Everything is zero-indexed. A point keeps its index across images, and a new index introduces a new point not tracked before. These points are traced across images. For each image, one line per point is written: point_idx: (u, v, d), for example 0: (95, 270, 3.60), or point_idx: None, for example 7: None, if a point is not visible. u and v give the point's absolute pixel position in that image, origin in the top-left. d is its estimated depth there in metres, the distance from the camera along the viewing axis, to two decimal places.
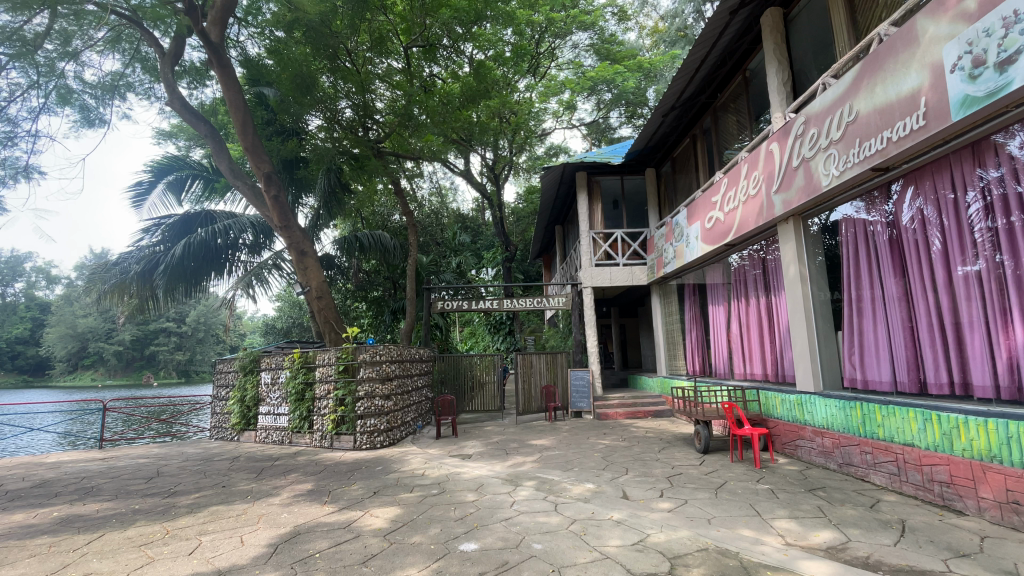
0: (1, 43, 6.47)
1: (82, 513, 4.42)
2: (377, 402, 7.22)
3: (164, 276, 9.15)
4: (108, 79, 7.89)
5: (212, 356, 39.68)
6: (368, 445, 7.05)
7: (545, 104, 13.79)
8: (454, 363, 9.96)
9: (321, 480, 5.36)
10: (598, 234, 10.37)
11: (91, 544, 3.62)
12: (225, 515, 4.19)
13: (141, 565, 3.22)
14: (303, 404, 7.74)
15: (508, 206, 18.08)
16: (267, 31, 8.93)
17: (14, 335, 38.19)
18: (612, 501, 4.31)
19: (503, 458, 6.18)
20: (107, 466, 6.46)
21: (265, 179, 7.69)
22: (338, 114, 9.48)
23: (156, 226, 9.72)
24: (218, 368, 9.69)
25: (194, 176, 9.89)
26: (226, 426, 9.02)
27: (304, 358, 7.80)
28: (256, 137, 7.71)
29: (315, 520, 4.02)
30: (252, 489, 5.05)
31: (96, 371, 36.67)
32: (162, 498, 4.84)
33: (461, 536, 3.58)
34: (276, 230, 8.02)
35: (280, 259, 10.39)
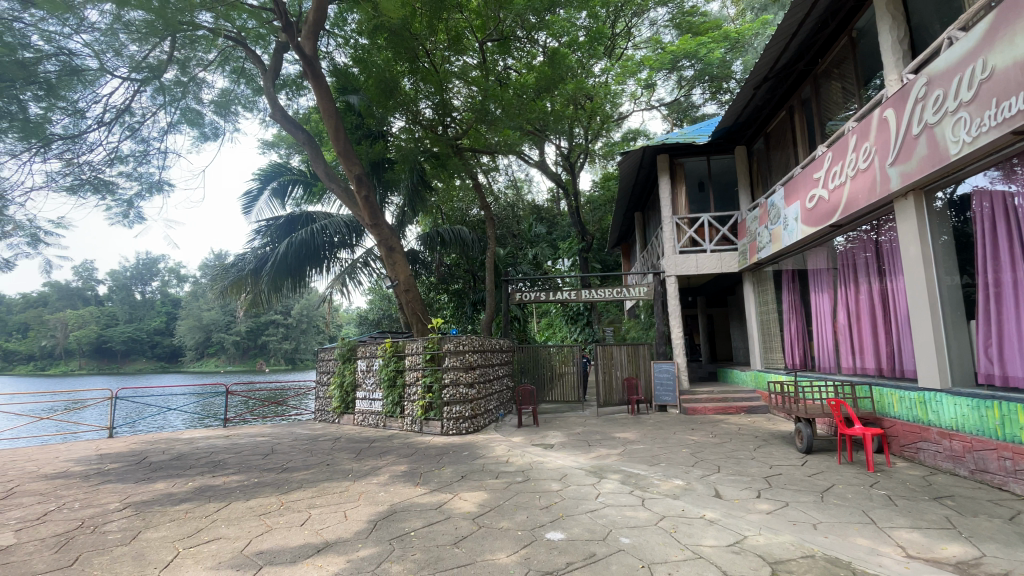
0: (133, 72, 7.40)
1: (213, 483, 5.04)
2: (462, 390, 7.49)
3: (272, 273, 10.12)
4: (221, 97, 8.77)
5: (313, 346, 43.37)
6: (454, 431, 7.35)
7: (622, 86, 13.33)
8: (533, 354, 10.04)
9: (414, 463, 5.66)
10: (683, 219, 9.89)
11: (220, 512, 4.10)
12: (331, 491, 4.57)
13: (261, 533, 3.60)
14: (394, 390, 8.21)
15: (584, 194, 17.80)
16: (353, 40, 9.45)
17: (154, 328, 44.45)
18: (703, 499, 4.12)
19: (587, 450, 6.14)
20: (231, 443, 7.31)
21: (356, 180, 8.18)
22: (419, 114, 9.87)
23: (265, 227, 10.72)
24: (320, 356, 10.54)
25: (295, 181, 10.76)
26: (328, 409, 9.82)
27: (395, 348, 8.26)
28: (348, 141, 8.17)
29: (409, 500, 4.26)
30: (352, 468, 5.46)
31: (219, 358, 41.65)
32: (277, 473, 5.39)
33: (547, 525, 3.60)
34: (366, 229, 8.52)
35: (370, 257, 11.04)
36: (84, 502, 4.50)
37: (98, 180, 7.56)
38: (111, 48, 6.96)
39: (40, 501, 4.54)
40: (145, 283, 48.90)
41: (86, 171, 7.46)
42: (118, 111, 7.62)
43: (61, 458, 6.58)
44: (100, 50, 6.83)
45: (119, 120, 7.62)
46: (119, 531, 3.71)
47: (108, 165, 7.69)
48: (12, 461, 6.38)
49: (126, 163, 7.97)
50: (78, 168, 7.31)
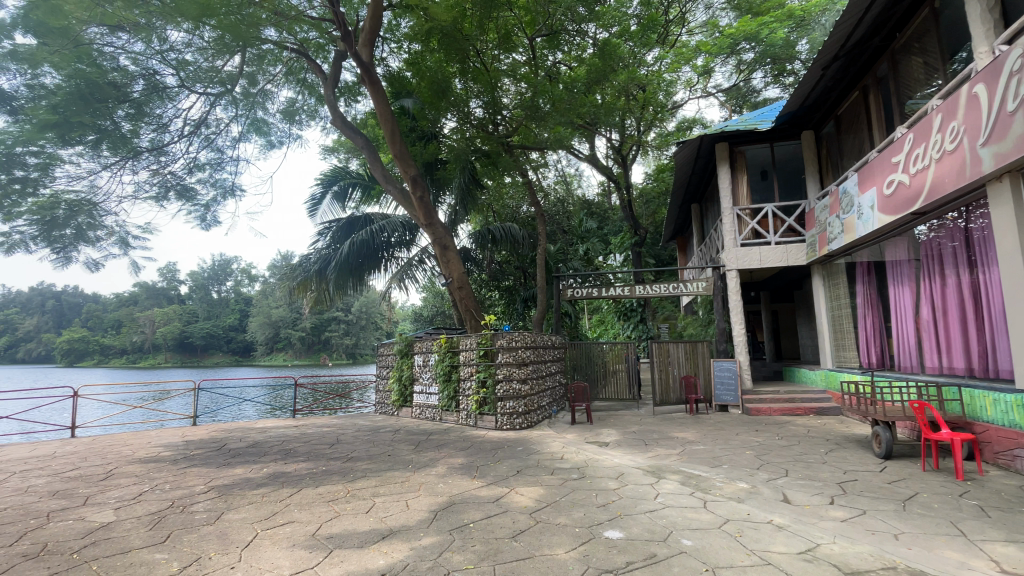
0: (209, 85, 7.95)
1: (285, 470, 5.38)
2: (515, 385, 7.55)
3: (335, 272, 10.62)
4: (287, 107, 9.27)
5: (372, 341, 45.12)
6: (509, 426, 7.42)
7: (676, 74, 12.88)
8: (586, 350, 9.95)
9: (471, 456, 5.77)
10: (744, 211, 9.46)
11: (293, 497, 4.37)
12: (393, 481, 4.75)
13: (330, 518, 3.80)
14: (450, 385, 8.41)
15: (637, 187, 17.38)
16: (406, 45, 9.69)
17: (229, 324, 47.92)
18: (770, 503, 3.94)
19: (644, 449, 6.02)
20: (300, 432, 7.77)
21: (412, 181, 8.41)
22: (470, 114, 10.01)
23: (327, 229, 11.25)
24: (379, 351, 10.94)
25: (354, 184, 11.18)
26: (387, 402, 10.19)
27: (450, 344, 8.43)
28: (403, 144, 8.40)
29: (468, 493, 4.35)
30: (412, 460, 5.65)
31: (287, 352, 44.26)
32: (342, 462, 5.67)
33: (605, 523, 3.57)
34: (421, 228, 8.74)
35: (425, 255, 11.35)
36: (173, 484, 4.93)
37: (180, 188, 8.22)
38: (190, 66, 7.53)
39: (137, 482, 5.01)
40: (221, 283, 52.72)
41: (170, 179, 8.12)
42: (196, 124, 8.23)
43: (154, 443, 7.24)
44: (178, 68, 7.39)
45: (197, 132, 8.24)
46: (205, 512, 4.04)
47: (189, 174, 8.34)
48: (113, 444, 7.10)
49: (204, 171, 8.60)
50: (163, 178, 7.98)
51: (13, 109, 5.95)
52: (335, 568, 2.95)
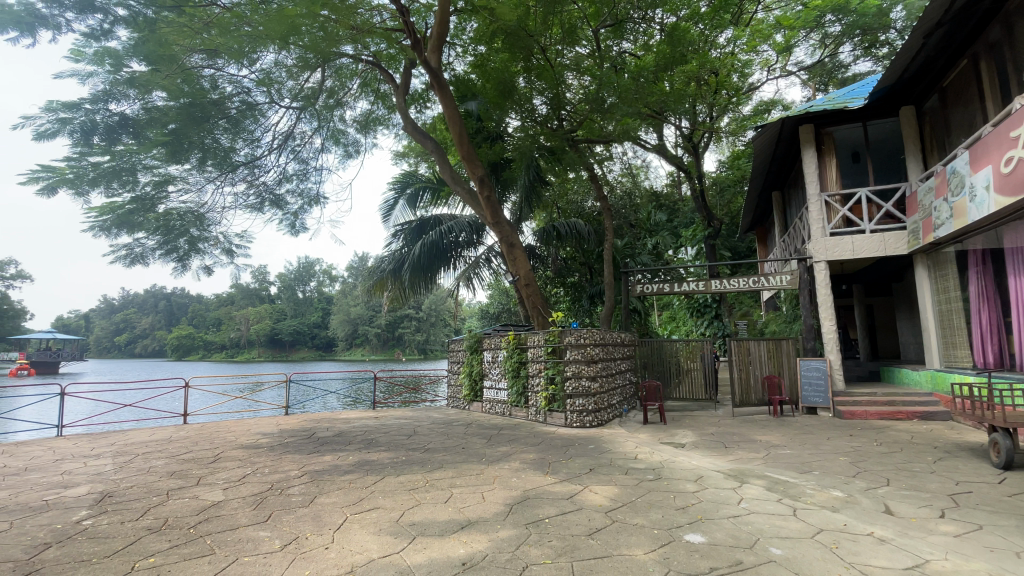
0: (294, 100, 8.57)
1: (369, 459, 5.71)
2: (585, 383, 7.47)
3: (408, 272, 11.10)
4: (363, 117, 9.79)
5: (442, 338, 46.60)
6: (579, 424, 7.38)
7: (751, 54, 12.12)
8: (657, 348, 9.65)
9: (542, 452, 5.81)
10: (833, 197, 8.72)
11: (377, 484, 4.64)
12: (468, 473, 4.91)
13: (412, 506, 4.00)
14: (519, 380, 8.51)
15: (709, 176, 16.58)
16: (471, 47, 9.87)
17: (312, 322, 51.47)
18: (869, 514, 3.62)
19: (723, 452, 5.75)
20: (379, 424, 8.22)
21: (479, 181, 8.58)
22: (534, 111, 10.03)
23: (400, 231, 11.76)
24: (450, 348, 11.28)
25: (424, 188, 11.56)
26: (459, 396, 10.50)
27: (517, 341, 8.52)
28: (471, 145, 8.57)
29: (542, 488, 4.40)
30: (486, 453, 5.79)
31: (364, 348, 46.83)
32: (420, 453, 5.93)
33: (685, 526, 3.47)
34: (488, 227, 8.90)
35: (492, 254, 11.55)
36: (271, 468, 5.41)
37: (272, 199, 8.95)
38: (277, 85, 8.16)
39: (240, 465, 5.54)
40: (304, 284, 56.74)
41: (263, 190, 8.88)
42: (283, 138, 8.92)
43: (253, 430, 7.97)
44: (268, 87, 8.02)
45: (285, 146, 8.92)
46: (300, 495, 4.39)
47: (279, 185, 9.06)
48: (220, 431, 7.90)
49: (292, 182, 9.32)
50: (257, 190, 8.73)
51: (133, 130, 6.63)
52: (419, 554, 3.11)
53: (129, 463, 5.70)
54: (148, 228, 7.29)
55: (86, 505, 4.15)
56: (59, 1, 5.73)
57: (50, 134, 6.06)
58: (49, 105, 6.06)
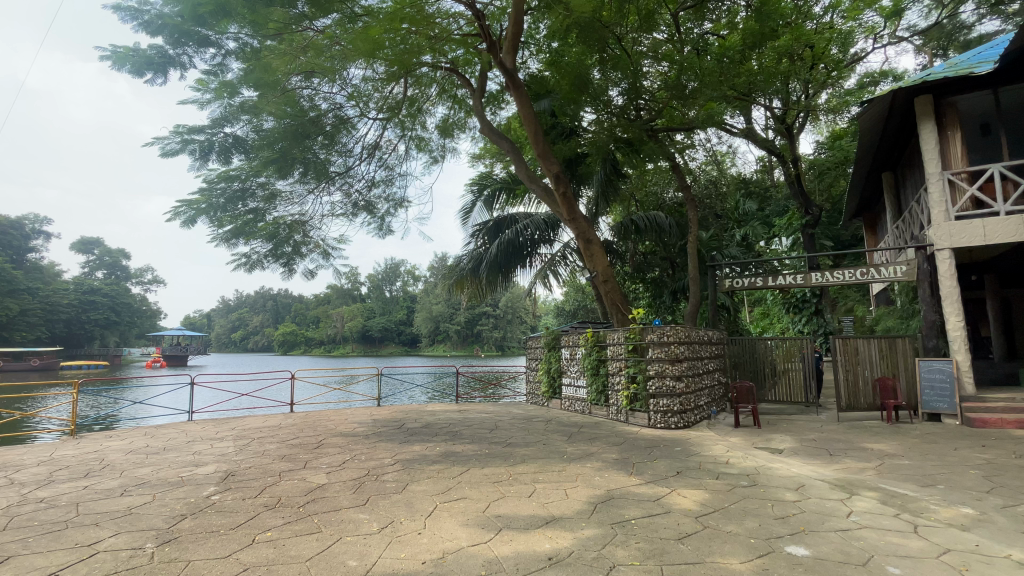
0: (380, 110, 9.05)
1: (454, 450, 5.94)
2: (668, 383, 7.18)
3: (485, 271, 11.35)
4: (442, 123, 10.13)
5: (520, 335, 47.20)
6: (663, 425, 7.14)
7: (854, 21, 10.95)
8: (749, 346, 9.07)
9: (625, 452, 5.69)
10: (958, 174, 7.63)
11: (463, 475, 4.81)
12: (550, 470, 4.93)
13: (497, 498, 4.10)
14: (598, 378, 8.39)
15: (806, 159, 15.22)
16: (545, 44, 9.85)
17: (398, 319, 54.40)
18: (1009, 536, 3.15)
19: (827, 460, 5.28)
20: (463, 417, 8.51)
21: (555, 178, 8.52)
22: (610, 102, 9.72)
23: (477, 231, 12.02)
24: (528, 344, 11.36)
25: (500, 188, 11.73)
26: (538, 392, 10.58)
27: (596, 338, 8.40)
28: (546, 142, 8.54)
29: (626, 488, 4.32)
30: (567, 451, 5.78)
31: (446, 344, 48.74)
32: (503, 446, 6.06)
33: (786, 537, 3.23)
34: (565, 223, 8.83)
35: (568, 250, 11.48)
36: (367, 456, 5.80)
37: (364, 204, 9.57)
38: (365, 98, 8.71)
39: (340, 452, 6.01)
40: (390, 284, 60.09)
41: (356, 197, 9.51)
42: (371, 148, 9.47)
43: (350, 420, 8.61)
44: (356, 99, 8.53)
45: (373, 154, 9.46)
46: (394, 482, 4.68)
47: (370, 191, 9.67)
48: (321, 420, 8.60)
49: (379, 187, 9.88)
50: (351, 197, 9.38)
51: (245, 149, 7.44)
52: (506, 546, 3.19)
53: (247, 446, 6.40)
54: (259, 235, 8.15)
55: (214, 482, 4.71)
56: (184, 41, 6.54)
57: (176, 153, 6.94)
58: (177, 129, 6.94)
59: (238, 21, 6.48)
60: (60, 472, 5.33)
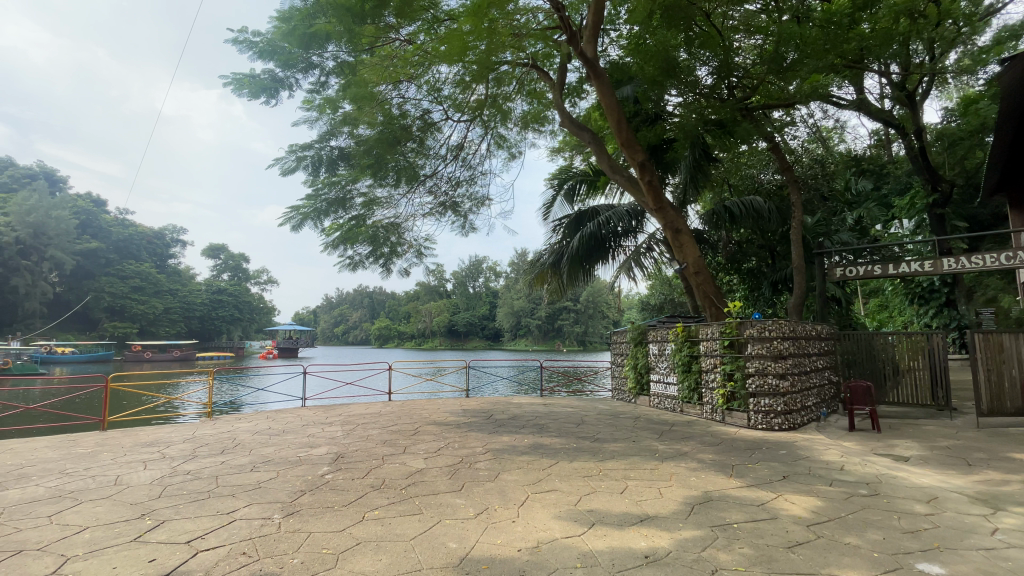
0: (464, 111, 9.34)
1: (542, 443, 5.99)
2: (771, 381, 6.70)
3: (567, 265, 11.24)
4: (522, 119, 10.20)
5: (602, 329, 46.45)
6: (766, 426, 6.69)
7: None
8: (864, 343, 8.21)
9: (722, 453, 5.39)
10: None
11: (552, 468, 4.85)
12: (642, 467, 4.81)
13: (588, 493, 4.08)
14: (690, 375, 8.02)
15: (931, 129, 13.37)
16: (626, 29, 9.52)
17: (481, 314, 55.96)
18: None
19: (965, 470, 4.62)
20: (549, 411, 8.57)
21: (639, 167, 8.21)
22: (699, 82, 9.18)
23: (558, 225, 11.94)
24: (613, 340, 11.13)
25: (581, 180, 11.54)
26: (624, 388, 10.35)
27: (687, 332, 8.02)
28: (630, 130, 8.27)
29: (726, 491, 4.10)
30: (659, 449, 5.59)
31: (528, 338, 49.36)
32: (591, 442, 6.01)
33: (916, 553, 2.89)
34: (651, 213, 8.51)
35: (654, 242, 11.07)
36: (460, 444, 6.03)
37: (450, 204, 9.93)
38: (448, 100, 9.01)
39: (435, 439, 6.32)
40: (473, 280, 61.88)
41: (442, 197, 9.89)
42: (455, 149, 9.78)
43: (442, 409, 9.03)
44: (439, 102, 8.83)
45: (457, 154, 9.77)
46: (486, 470, 4.84)
47: (455, 190, 10.01)
48: (415, 409, 9.09)
49: (463, 186, 10.19)
50: (438, 197, 9.77)
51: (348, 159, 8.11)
52: (600, 541, 3.17)
53: (352, 431, 6.94)
54: (360, 239, 8.81)
55: (327, 463, 5.17)
56: (292, 65, 7.27)
57: (292, 169, 7.67)
58: (292, 148, 7.67)
59: (336, 41, 7.02)
60: (202, 448, 6.14)
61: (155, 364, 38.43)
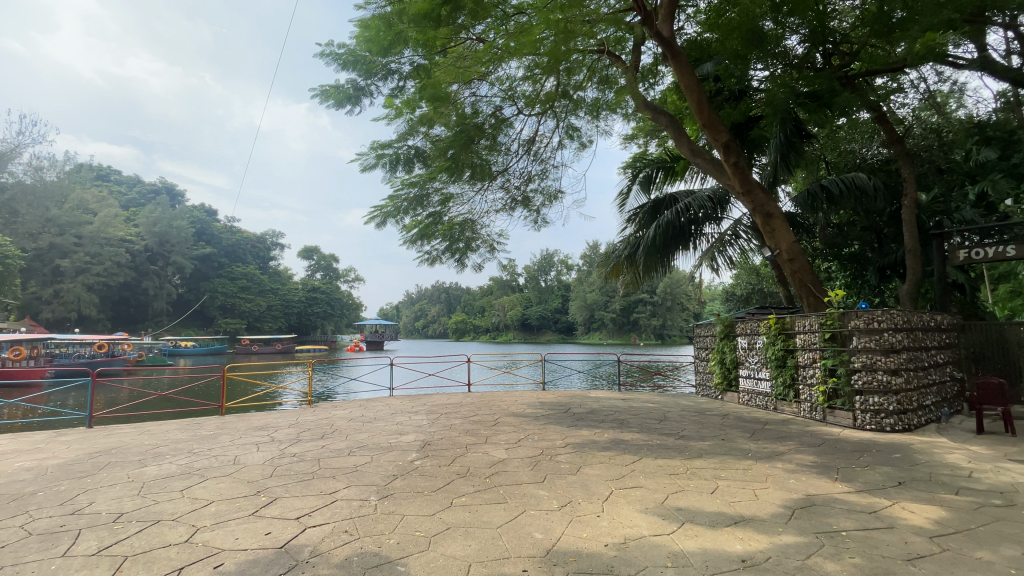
0: (534, 104, 9.32)
1: (624, 438, 5.88)
2: (881, 378, 6.06)
3: (644, 255, 10.87)
4: (593, 107, 10.00)
5: (681, 322, 44.60)
6: (875, 426, 6.10)
7: None
8: (996, 333, 7.19)
9: (824, 455, 4.97)
10: None
11: (636, 463, 4.75)
12: (734, 467, 4.56)
13: (675, 491, 3.94)
14: (784, 371, 7.46)
15: None
16: (705, 3, 8.98)
17: (555, 307, 55.96)
18: None
19: None
20: (628, 406, 8.39)
21: (723, 148, 7.72)
22: (789, 53, 8.46)
23: (634, 215, 11.56)
24: (696, 333, 10.63)
25: (658, 167, 11.06)
26: (710, 384, 9.87)
27: (781, 325, 7.43)
28: (712, 110, 7.80)
29: (830, 496, 3.77)
30: (751, 448, 5.27)
31: (603, 332, 48.68)
32: (676, 438, 5.80)
33: None
34: (738, 197, 7.99)
35: (740, 228, 10.39)
36: (539, 436, 6.08)
37: (521, 199, 9.98)
38: (520, 96, 9.06)
39: (515, 431, 6.42)
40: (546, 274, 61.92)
41: (515, 192, 9.98)
42: (526, 143, 9.79)
43: (520, 401, 9.14)
44: (509, 97, 8.86)
45: (529, 148, 9.79)
46: (567, 463, 4.83)
47: (526, 185, 10.04)
48: (494, 400, 9.29)
49: (535, 181, 10.19)
50: (511, 193, 9.86)
51: (424, 158, 8.47)
52: (691, 541, 3.04)
53: (437, 420, 7.25)
54: (436, 235, 9.16)
55: (414, 450, 5.43)
56: (371, 73, 7.73)
57: (373, 168, 8.11)
58: (373, 148, 8.09)
59: (410, 45, 7.31)
60: (305, 433, 6.71)
61: (261, 357, 42.57)
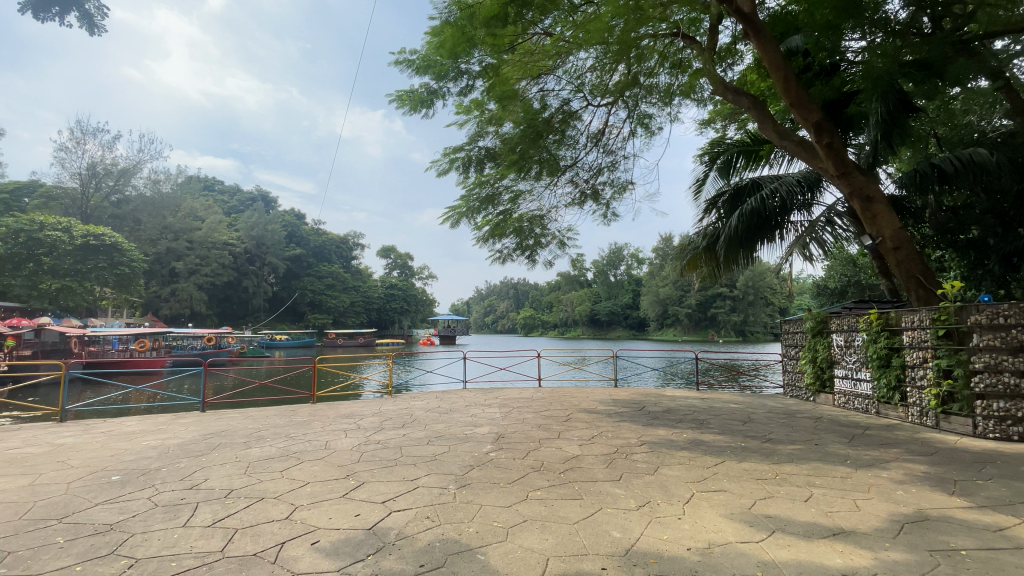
0: (603, 95, 9.14)
1: (704, 439, 5.63)
2: (1008, 381, 5.32)
3: (724, 245, 10.27)
4: (666, 93, 9.61)
5: (764, 318, 41.83)
6: (1000, 435, 5.37)
7: None
8: None
9: (937, 465, 4.45)
10: None
11: (719, 466, 4.53)
12: (830, 474, 4.20)
13: (763, 497, 3.71)
14: (889, 371, 6.76)
15: None
16: None
17: (625, 302, 54.70)
18: None
19: None
20: (708, 405, 8.02)
21: (815, 129, 7.10)
22: (888, 19, 7.62)
23: (712, 204, 10.94)
24: (783, 329, 9.90)
25: (738, 152, 10.39)
26: (800, 384, 9.16)
27: (885, 320, 6.72)
28: (801, 88, 7.18)
29: (947, 511, 3.37)
30: (849, 455, 4.83)
31: (677, 328, 46.87)
32: (762, 441, 5.46)
33: None
34: (832, 181, 7.33)
35: (834, 214, 9.53)
36: (613, 434, 5.98)
37: (591, 192, 9.82)
38: (588, 88, 8.93)
39: (588, 427, 6.35)
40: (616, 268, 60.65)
41: (584, 186, 9.84)
42: (596, 136, 9.62)
43: (592, 398, 9.03)
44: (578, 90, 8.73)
45: (598, 141, 9.62)
46: (644, 462, 4.70)
47: (596, 179, 9.86)
48: (567, 396, 9.26)
49: (605, 174, 9.97)
50: (580, 187, 9.74)
51: (495, 157, 8.59)
52: (784, 551, 2.86)
53: (510, 414, 7.35)
54: (507, 232, 9.25)
55: (489, 442, 5.54)
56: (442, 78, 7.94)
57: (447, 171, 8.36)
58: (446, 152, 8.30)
59: (478, 47, 7.43)
60: (387, 422, 7.08)
61: (345, 349, 45.50)
